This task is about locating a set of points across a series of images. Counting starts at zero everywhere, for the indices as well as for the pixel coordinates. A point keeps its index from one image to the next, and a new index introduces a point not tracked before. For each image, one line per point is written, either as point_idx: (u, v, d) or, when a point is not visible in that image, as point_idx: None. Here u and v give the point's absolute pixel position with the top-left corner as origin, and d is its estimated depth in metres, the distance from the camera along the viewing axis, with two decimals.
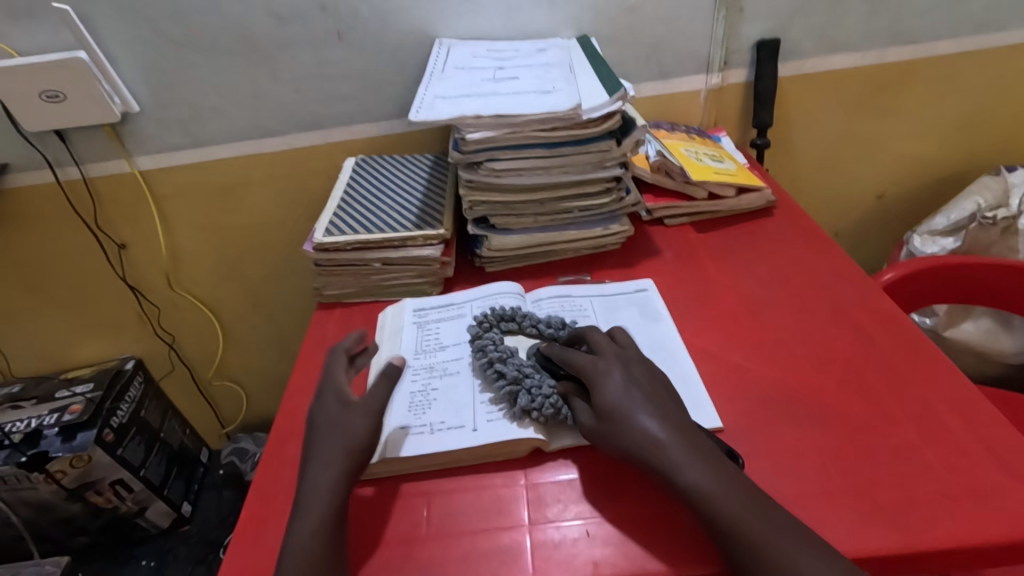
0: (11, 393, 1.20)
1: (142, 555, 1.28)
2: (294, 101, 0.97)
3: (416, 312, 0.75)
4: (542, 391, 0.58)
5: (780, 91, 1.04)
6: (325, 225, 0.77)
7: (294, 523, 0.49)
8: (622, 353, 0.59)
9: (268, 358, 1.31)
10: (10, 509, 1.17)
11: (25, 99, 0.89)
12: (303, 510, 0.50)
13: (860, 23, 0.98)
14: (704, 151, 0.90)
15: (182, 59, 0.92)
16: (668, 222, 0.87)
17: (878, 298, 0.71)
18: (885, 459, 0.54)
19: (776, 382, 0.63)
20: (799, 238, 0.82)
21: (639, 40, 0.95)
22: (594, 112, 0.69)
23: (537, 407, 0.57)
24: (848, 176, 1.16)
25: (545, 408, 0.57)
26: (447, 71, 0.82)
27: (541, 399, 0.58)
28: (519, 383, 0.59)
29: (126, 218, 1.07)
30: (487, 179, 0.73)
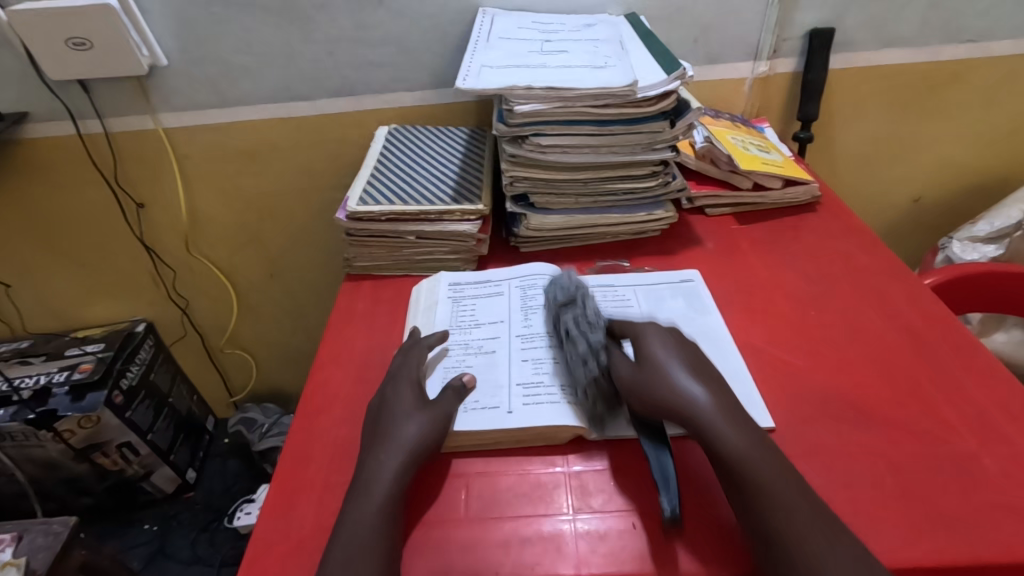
0: (21, 349, 1.18)
1: (145, 519, 1.27)
2: (327, 65, 0.94)
3: (451, 286, 0.72)
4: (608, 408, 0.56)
5: (828, 84, 1.00)
6: (359, 193, 0.74)
7: (348, 506, 0.48)
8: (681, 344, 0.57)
9: (282, 329, 1.29)
10: (16, 466, 1.15)
11: (51, 45, 0.85)
12: (358, 494, 0.49)
13: (918, 17, 0.94)
14: (750, 140, 0.87)
15: (215, 12, 0.88)
16: (709, 211, 0.85)
17: (929, 300, 0.69)
18: (938, 465, 0.53)
19: (824, 380, 0.61)
20: (845, 235, 0.80)
21: (689, 22, 0.92)
22: (650, 91, 0.66)
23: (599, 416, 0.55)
24: (887, 176, 1.13)
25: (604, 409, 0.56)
26: (492, 41, 0.79)
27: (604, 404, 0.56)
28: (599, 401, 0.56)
29: (146, 177, 1.04)
30: (532, 155, 0.70)
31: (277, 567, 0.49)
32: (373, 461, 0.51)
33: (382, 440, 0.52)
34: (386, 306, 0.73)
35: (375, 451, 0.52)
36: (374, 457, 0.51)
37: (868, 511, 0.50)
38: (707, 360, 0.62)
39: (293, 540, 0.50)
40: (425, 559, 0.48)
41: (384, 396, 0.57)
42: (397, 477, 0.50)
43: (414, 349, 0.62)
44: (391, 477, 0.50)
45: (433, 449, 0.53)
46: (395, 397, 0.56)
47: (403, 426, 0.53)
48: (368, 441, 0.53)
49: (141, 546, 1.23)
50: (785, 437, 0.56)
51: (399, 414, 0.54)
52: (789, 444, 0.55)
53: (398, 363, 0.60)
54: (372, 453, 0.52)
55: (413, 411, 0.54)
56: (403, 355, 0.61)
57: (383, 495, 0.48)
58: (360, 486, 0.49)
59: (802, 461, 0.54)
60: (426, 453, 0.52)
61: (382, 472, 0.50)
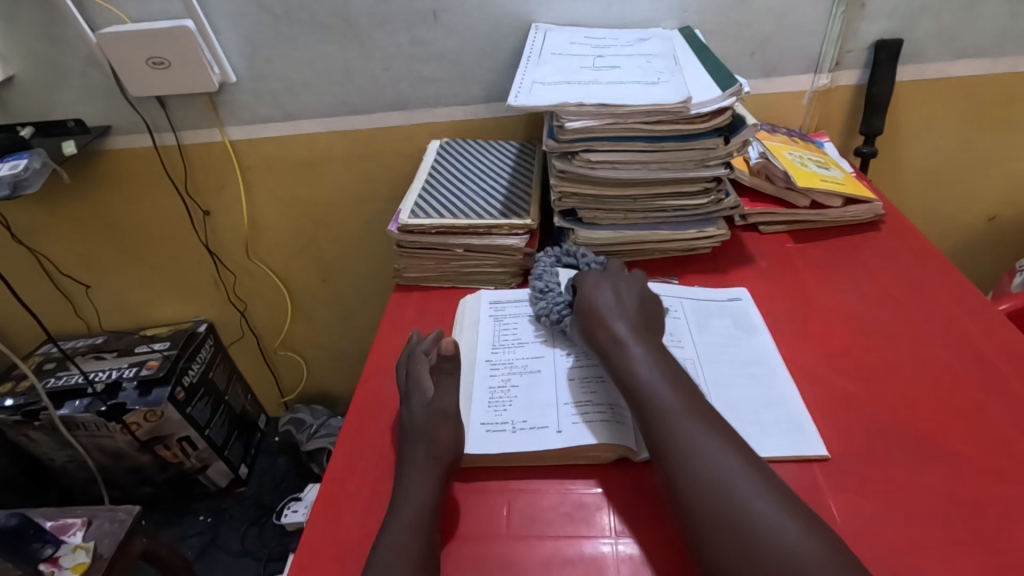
0: (95, 344, 1.27)
1: (200, 510, 1.33)
2: (384, 81, 0.97)
3: (492, 304, 0.73)
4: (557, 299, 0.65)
5: (894, 96, 0.96)
6: (410, 207, 0.76)
7: (389, 521, 0.49)
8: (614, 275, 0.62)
9: (333, 334, 1.33)
10: (87, 454, 1.23)
11: (134, 65, 0.92)
12: (398, 511, 0.49)
13: (996, 26, 0.89)
14: (809, 156, 0.84)
15: (281, 32, 0.93)
16: (763, 229, 0.83)
17: (1002, 327, 0.65)
18: (1015, 507, 0.49)
19: (888, 412, 0.58)
20: (911, 256, 0.76)
21: (747, 34, 0.90)
22: (703, 107, 0.65)
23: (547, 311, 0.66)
24: (957, 194, 1.07)
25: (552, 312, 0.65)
26: (544, 57, 0.80)
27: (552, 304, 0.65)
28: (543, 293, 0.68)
29: (212, 187, 1.10)
30: (581, 170, 0.70)
31: (324, 569, 0.50)
32: (409, 477, 0.52)
33: (417, 449, 0.54)
34: (434, 318, 0.75)
35: (415, 463, 0.53)
36: (410, 471, 0.52)
37: (930, 552, 0.47)
38: (759, 383, 0.60)
39: (342, 545, 0.52)
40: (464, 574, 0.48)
41: (413, 401, 0.58)
42: (435, 490, 0.51)
43: (419, 351, 0.62)
44: (428, 491, 0.50)
45: (455, 451, 0.54)
46: (435, 397, 0.57)
47: (441, 433, 0.54)
48: (407, 446, 0.55)
49: (195, 537, 1.29)
50: (843, 467, 0.53)
51: (450, 413, 0.56)
52: (846, 476, 0.53)
53: (407, 376, 0.61)
54: (409, 463, 0.53)
55: (445, 413, 0.56)
56: (409, 364, 0.62)
57: (417, 507, 0.49)
58: (401, 499, 0.50)
59: (861, 495, 0.51)
60: (452, 461, 0.53)
61: (421, 491, 0.50)
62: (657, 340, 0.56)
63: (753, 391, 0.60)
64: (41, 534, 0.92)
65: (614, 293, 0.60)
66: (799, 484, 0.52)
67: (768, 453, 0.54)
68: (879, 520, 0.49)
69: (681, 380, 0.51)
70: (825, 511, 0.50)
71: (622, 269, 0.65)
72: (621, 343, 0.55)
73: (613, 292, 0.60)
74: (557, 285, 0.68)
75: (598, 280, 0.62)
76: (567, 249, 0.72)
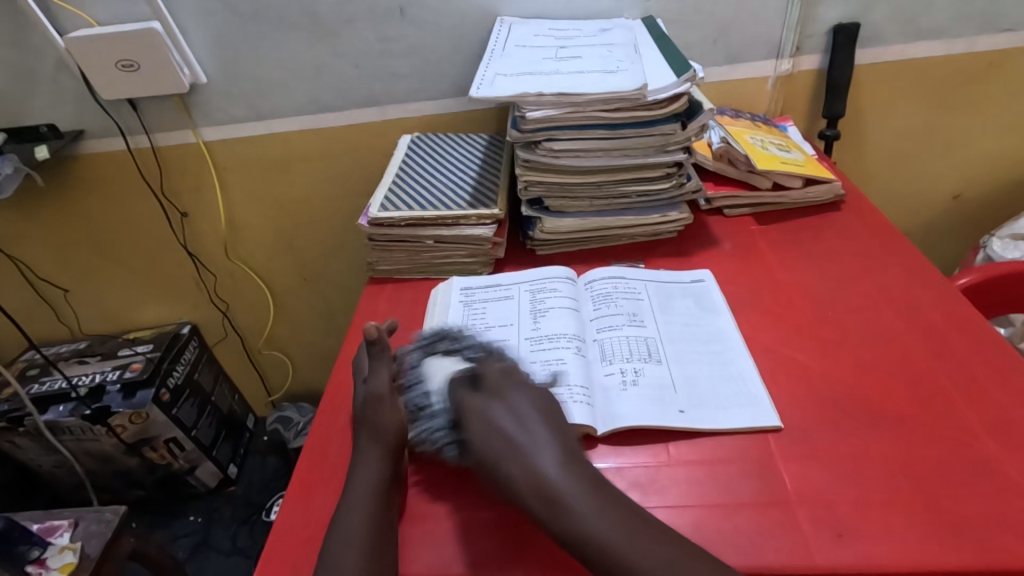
0: (79, 349, 1.28)
1: (190, 511, 1.34)
2: (354, 78, 0.98)
3: (463, 291, 0.74)
4: (432, 420, 0.55)
5: (855, 79, 0.98)
6: (380, 201, 0.77)
7: (345, 501, 0.51)
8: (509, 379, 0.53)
9: (315, 331, 1.34)
10: (74, 458, 1.24)
11: (103, 68, 0.92)
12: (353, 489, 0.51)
13: (951, 8, 0.91)
14: (770, 139, 0.86)
15: (250, 32, 0.93)
16: (728, 212, 0.85)
17: (953, 300, 0.67)
18: (959, 467, 0.51)
19: (842, 381, 0.60)
20: (870, 235, 0.78)
21: (708, 22, 0.92)
22: (659, 94, 0.67)
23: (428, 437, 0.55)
24: (921, 175, 1.10)
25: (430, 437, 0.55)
26: (508, 49, 0.81)
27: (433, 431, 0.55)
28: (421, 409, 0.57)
29: (188, 189, 1.11)
30: (544, 159, 0.72)
31: (296, 553, 0.51)
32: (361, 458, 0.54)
33: (374, 431, 0.55)
34: (406, 309, 0.76)
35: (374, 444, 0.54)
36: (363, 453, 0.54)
37: (876, 514, 0.49)
38: (718, 360, 0.62)
39: (314, 527, 0.53)
40: (430, 550, 0.50)
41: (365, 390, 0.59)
42: (386, 467, 0.53)
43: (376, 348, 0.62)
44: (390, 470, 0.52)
45: (400, 432, 0.55)
46: (372, 379, 0.59)
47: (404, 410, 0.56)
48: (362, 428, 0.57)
49: (186, 537, 1.30)
50: (799, 436, 0.55)
51: (381, 395, 0.57)
52: (800, 444, 0.55)
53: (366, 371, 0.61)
54: (364, 443, 0.55)
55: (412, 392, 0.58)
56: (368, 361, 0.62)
57: (370, 487, 0.51)
58: (355, 479, 0.52)
59: (814, 461, 0.53)
60: (399, 440, 0.55)
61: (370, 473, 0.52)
62: (569, 437, 0.50)
63: (712, 368, 0.62)
64: (27, 537, 0.94)
65: (506, 406, 0.50)
66: (754, 454, 0.54)
67: (724, 426, 0.56)
68: (831, 485, 0.51)
69: (573, 460, 0.48)
70: (779, 479, 0.52)
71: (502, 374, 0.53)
72: (527, 457, 0.47)
73: (510, 411, 0.50)
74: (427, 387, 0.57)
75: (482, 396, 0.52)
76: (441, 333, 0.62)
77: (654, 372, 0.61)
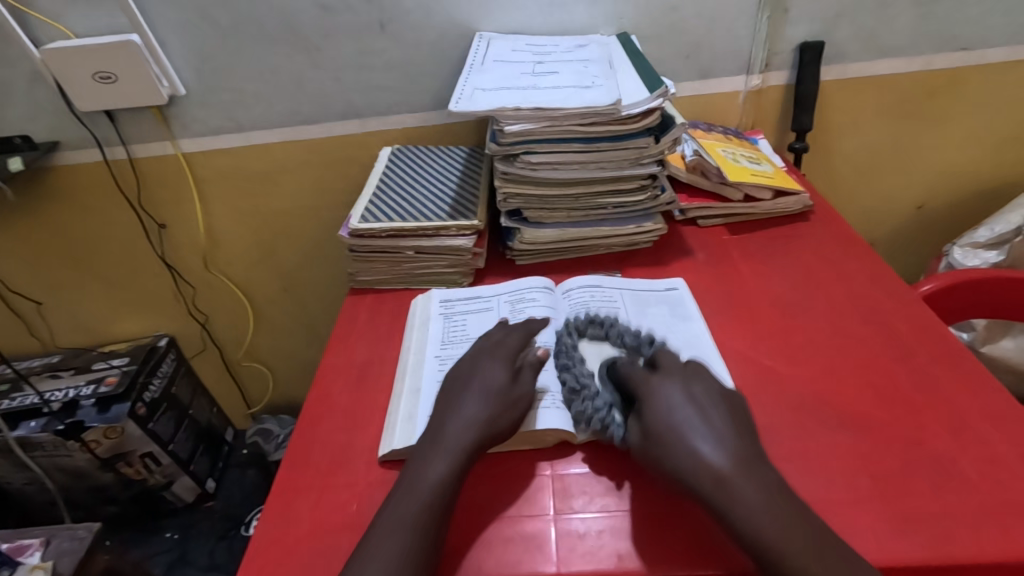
0: (51, 363, 1.25)
1: (167, 527, 1.32)
2: (334, 91, 0.99)
3: (442, 303, 0.75)
4: (597, 402, 0.58)
5: (822, 95, 1.02)
6: (361, 212, 0.78)
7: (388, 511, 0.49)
8: (686, 371, 0.56)
9: (296, 343, 1.33)
10: (46, 475, 1.21)
11: (81, 80, 0.92)
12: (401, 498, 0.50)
13: (910, 27, 0.95)
14: (742, 152, 0.89)
15: (230, 45, 0.94)
16: (701, 222, 0.87)
17: (914, 306, 0.70)
18: (919, 468, 0.53)
19: (808, 386, 0.62)
20: (836, 244, 0.81)
21: (681, 39, 0.95)
22: (633, 109, 0.69)
23: (586, 416, 0.57)
24: (886, 186, 1.14)
25: (592, 420, 0.57)
26: (486, 64, 0.83)
27: (593, 409, 0.57)
28: (578, 389, 0.60)
29: (167, 200, 1.10)
30: (522, 172, 0.74)
31: (275, 563, 0.51)
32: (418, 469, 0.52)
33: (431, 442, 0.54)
34: (386, 320, 0.77)
35: (429, 455, 0.53)
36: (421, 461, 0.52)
37: (842, 514, 0.51)
38: None
39: (293, 538, 0.53)
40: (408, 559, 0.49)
41: (464, 381, 0.59)
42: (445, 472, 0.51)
43: (490, 349, 0.62)
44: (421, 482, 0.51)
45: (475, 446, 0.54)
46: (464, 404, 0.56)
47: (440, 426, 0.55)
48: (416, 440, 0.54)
49: (163, 553, 1.28)
50: (767, 440, 0.57)
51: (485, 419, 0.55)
52: (769, 449, 0.56)
53: (456, 370, 0.61)
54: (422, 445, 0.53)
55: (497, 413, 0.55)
56: (475, 360, 0.61)
57: (428, 486, 0.50)
58: (410, 489, 0.50)
59: (783, 464, 0.55)
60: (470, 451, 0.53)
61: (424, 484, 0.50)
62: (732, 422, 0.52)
63: None
64: None
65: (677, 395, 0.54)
66: None
67: None
68: (800, 487, 0.53)
69: (754, 459, 0.49)
70: None
71: (674, 362, 0.58)
72: (692, 440, 0.50)
73: (685, 395, 0.54)
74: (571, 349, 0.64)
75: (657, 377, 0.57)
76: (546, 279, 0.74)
77: None
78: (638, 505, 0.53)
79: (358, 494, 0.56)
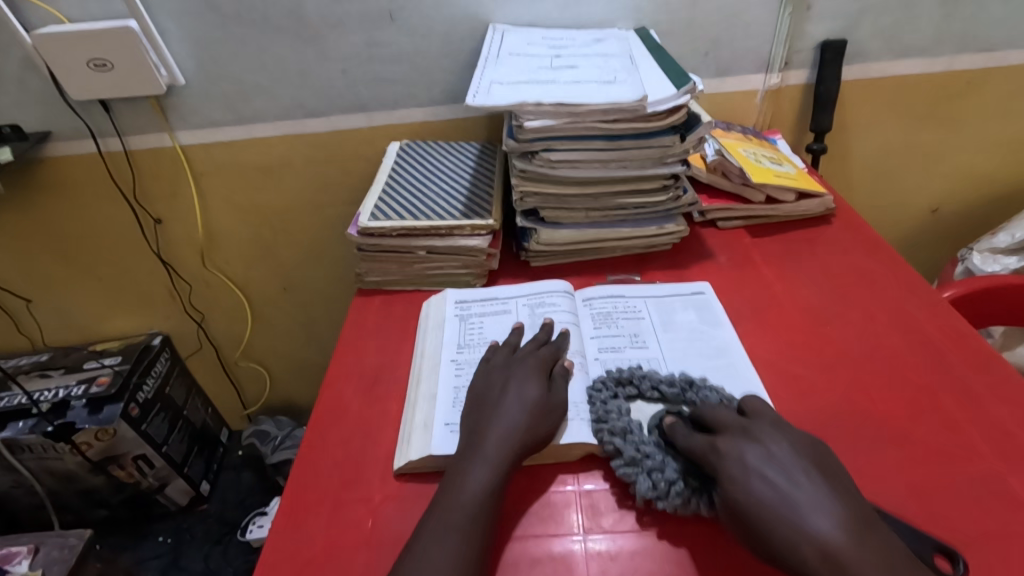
0: (40, 362, 1.21)
1: (160, 531, 1.28)
2: (340, 83, 0.95)
3: (458, 304, 0.72)
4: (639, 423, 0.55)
5: (841, 95, 1.00)
6: (370, 209, 0.75)
7: (422, 533, 0.46)
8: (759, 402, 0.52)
9: (295, 342, 1.30)
10: (34, 478, 1.17)
11: (74, 67, 0.88)
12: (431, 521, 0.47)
13: (933, 27, 0.93)
14: (763, 153, 0.87)
15: (231, 33, 0.90)
16: (721, 225, 0.85)
17: (946, 314, 0.67)
18: (962, 485, 0.51)
19: (842, 397, 0.60)
20: (860, 249, 0.79)
21: (701, 35, 0.92)
22: (659, 105, 0.66)
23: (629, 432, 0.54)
24: (902, 189, 1.12)
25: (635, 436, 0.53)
26: (502, 57, 0.80)
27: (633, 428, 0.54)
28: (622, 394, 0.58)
29: (163, 193, 1.06)
30: (542, 170, 0.70)
31: None
32: (454, 484, 0.49)
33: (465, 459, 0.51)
34: (396, 323, 0.73)
35: (466, 469, 0.50)
36: (457, 477, 0.49)
37: None
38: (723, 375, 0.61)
39: (304, 558, 0.50)
40: None
41: (497, 393, 0.56)
42: (481, 487, 0.48)
43: (521, 359, 0.59)
44: (456, 501, 0.48)
45: (516, 456, 0.51)
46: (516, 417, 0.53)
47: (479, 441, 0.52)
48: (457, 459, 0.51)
49: (156, 558, 1.24)
50: None
51: (538, 440, 0.52)
52: None
53: (483, 382, 0.58)
54: (460, 463, 0.50)
55: (533, 422, 0.53)
56: (507, 371, 0.58)
57: (472, 498, 0.47)
58: (446, 509, 0.47)
59: None
60: (511, 463, 0.50)
61: (457, 506, 0.47)
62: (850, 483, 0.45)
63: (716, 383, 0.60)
64: None
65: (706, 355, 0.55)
66: None
67: None
68: None
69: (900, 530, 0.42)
70: None
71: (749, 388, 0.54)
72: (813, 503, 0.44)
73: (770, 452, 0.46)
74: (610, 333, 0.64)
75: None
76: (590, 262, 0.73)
77: None
78: (672, 524, 0.50)
79: (373, 509, 0.53)
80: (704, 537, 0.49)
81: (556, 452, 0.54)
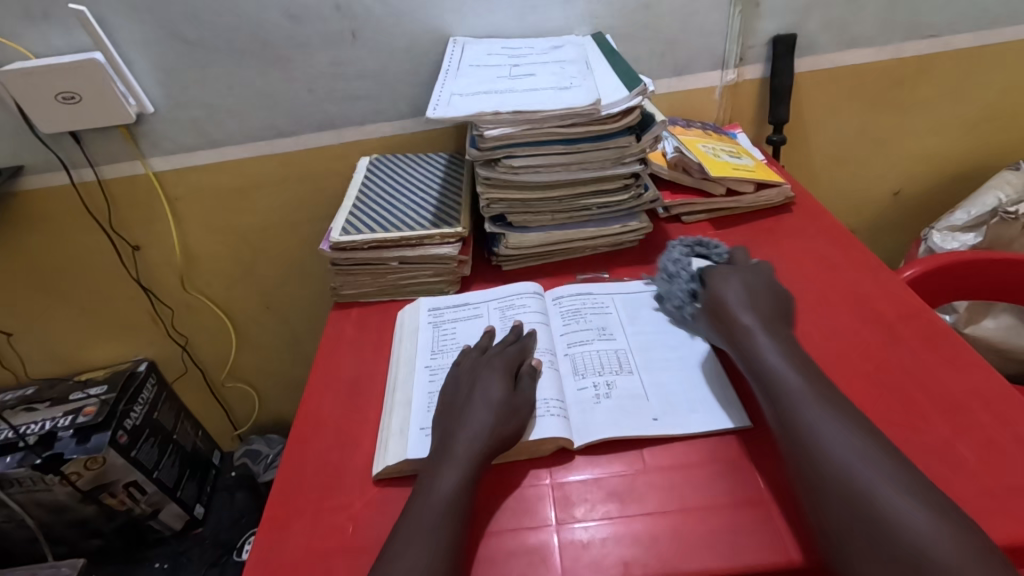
0: (26, 395, 1.21)
1: (155, 557, 1.28)
2: (308, 103, 0.97)
3: (431, 311, 0.74)
4: (681, 285, 0.67)
5: (797, 87, 1.03)
6: (342, 224, 0.76)
7: (401, 532, 0.48)
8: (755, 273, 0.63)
9: (281, 359, 1.30)
10: (25, 511, 1.17)
11: (42, 102, 0.89)
12: (408, 522, 0.48)
13: (878, 16, 0.97)
14: (722, 147, 0.89)
15: (197, 60, 0.92)
16: (686, 219, 0.87)
17: (900, 293, 0.70)
18: (917, 456, 0.53)
19: None
20: (819, 235, 0.81)
21: (657, 37, 0.95)
22: (613, 108, 0.68)
23: (671, 296, 0.68)
24: (863, 174, 1.15)
25: (678, 294, 0.67)
26: (462, 69, 0.82)
27: (677, 291, 0.67)
28: (671, 277, 0.69)
29: (140, 220, 1.07)
30: (505, 177, 0.73)
31: None
32: (429, 484, 0.51)
33: (439, 460, 0.52)
34: (373, 333, 0.75)
35: (441, 470, 0.51)
36: (432, 477, 0.51)
37: None
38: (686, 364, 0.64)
39: (286, 567, 0.51)
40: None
41: (463, 397, 0.57)
42: (454, 485, 0.50)
43: (487, 361, 0.61)
44: (432, 501, 0.49)
45: (485, 455, 0.53)
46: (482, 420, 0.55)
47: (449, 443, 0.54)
48: (430, 462, 0.53)
49: None
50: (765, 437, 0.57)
51: (507, 438, 0.54)
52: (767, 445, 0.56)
53: (453, 386, 0.60)
54: (433, 466, 0.52)
55: (500, 421, 0.55)
56: (473, 373, 0.60)
57: (445, 497, 0.49)
58: (422, 509, 0.49)
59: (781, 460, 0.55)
60: (480, 462, 0.52)
61: (432, 506, 0.49)
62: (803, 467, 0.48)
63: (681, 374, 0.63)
64: None
65: (738, 287, 0.61)
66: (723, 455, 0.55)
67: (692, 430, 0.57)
68: None
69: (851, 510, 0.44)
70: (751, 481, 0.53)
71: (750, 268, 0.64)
72: None
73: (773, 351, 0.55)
74: (686, 268, 0.68)
75: (728, 272, 0.63)
76: (698, 240, 0.71)
77: (626, 383, 0.62)
78: (643, 509, 0.52)
79: (353, 516, 0.54)
80: (673, 522, 0.51)
81: (527, 448, 0.56)
